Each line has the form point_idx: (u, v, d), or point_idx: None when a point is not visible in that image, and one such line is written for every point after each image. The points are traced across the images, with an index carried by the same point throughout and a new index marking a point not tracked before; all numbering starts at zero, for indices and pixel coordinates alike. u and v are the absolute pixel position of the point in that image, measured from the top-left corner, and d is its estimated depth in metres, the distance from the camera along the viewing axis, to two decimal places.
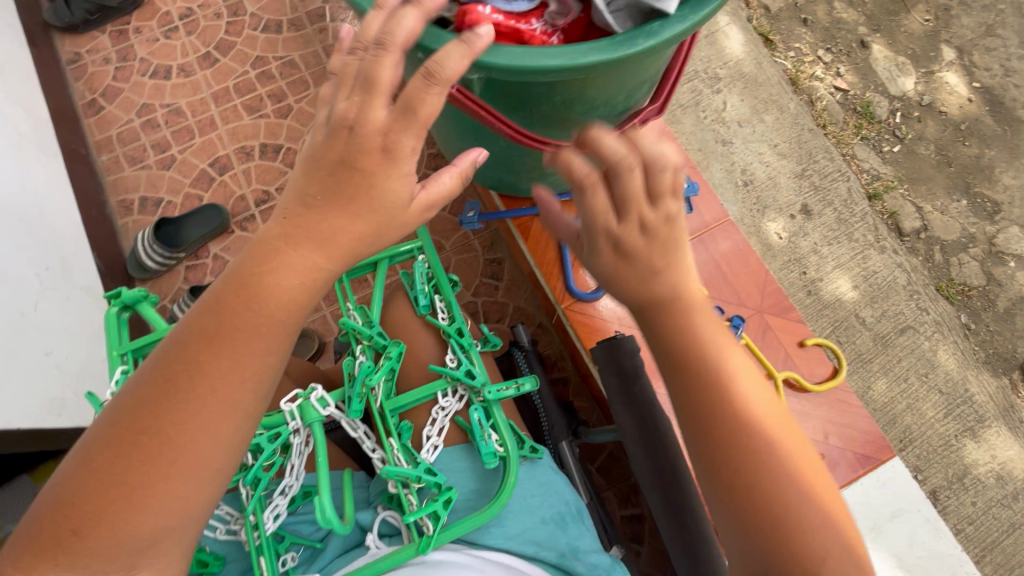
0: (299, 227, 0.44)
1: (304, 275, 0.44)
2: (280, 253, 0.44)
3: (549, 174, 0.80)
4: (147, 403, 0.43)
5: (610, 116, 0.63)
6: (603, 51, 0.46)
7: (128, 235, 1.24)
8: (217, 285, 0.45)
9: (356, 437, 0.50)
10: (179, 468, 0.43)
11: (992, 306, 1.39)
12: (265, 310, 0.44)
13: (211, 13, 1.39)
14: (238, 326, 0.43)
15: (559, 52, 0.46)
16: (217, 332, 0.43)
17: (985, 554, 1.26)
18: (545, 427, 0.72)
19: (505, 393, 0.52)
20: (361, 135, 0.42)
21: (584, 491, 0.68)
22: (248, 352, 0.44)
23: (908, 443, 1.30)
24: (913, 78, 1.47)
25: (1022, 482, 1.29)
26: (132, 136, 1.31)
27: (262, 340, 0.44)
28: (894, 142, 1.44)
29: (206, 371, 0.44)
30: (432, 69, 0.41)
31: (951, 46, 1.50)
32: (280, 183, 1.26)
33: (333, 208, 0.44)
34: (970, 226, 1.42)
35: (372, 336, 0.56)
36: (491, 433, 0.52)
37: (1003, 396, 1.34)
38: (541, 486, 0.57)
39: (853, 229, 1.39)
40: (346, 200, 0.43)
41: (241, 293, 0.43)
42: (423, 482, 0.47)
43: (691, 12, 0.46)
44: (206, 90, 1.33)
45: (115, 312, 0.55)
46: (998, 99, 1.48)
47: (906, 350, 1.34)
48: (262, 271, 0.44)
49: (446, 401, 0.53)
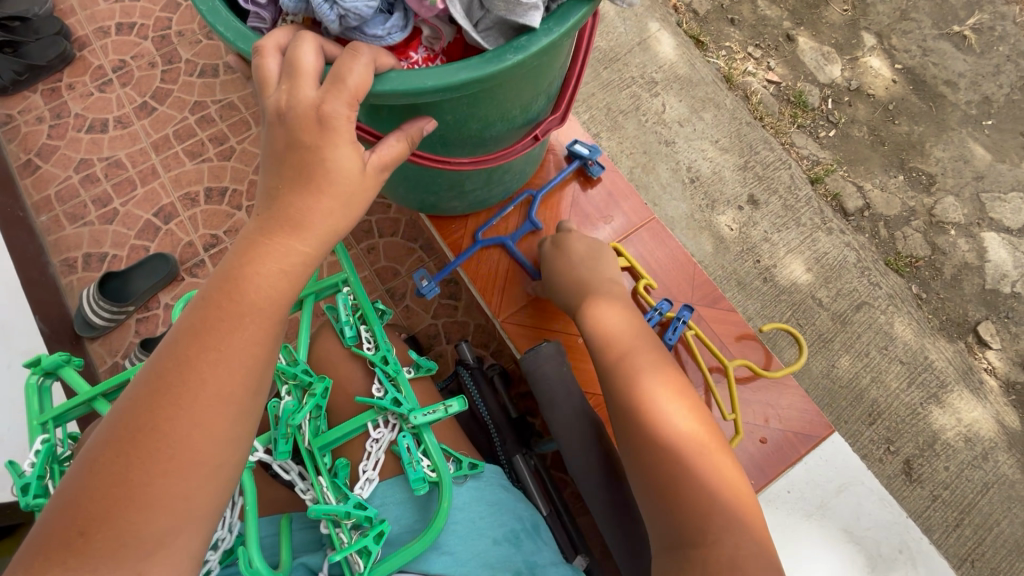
0: (273, 217, 0.43)
1: (283, 263, 0.43)
2: (257, 243, 0.42)
3: (466, 190, 0.81)
4: (134, 418, 0.40)
5: (512, 128, 0.65)
6: (475, 69, 0.47)
7: (73, 294, 1.21)
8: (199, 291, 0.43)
9: (288, 480, 0.52)
10: (167, 482, 0.39)
11: (940, 274, 1.43)
12: (249, 302, 0.42)
13: (145, 64, 1.38)
14: (222, 323, 0.42)
15: (436, 70, 0.47)
16: (202, 328, 0.42)
17: (964, 517, 1.28)
18: (497, 442, 0.75)
19: (432, 418, 0.51)
20: (294, 115, 0.41)
21: (541, 502, 0.71)
22: (233, 347, 0.42)
23: (877, 416, 1.33)
24: (839, 65, 1.53)
25: (989, 442, 1.33)
26: (72, 192, 1.28)
27: (249, 334, 0.42)
28: (829, 127, 1.50)
29: (195, 373, 0.41)
30: (334, 75, 0.42)
31: (871, 32, 1.55)
32: (228, 226, 1.25)
33: (301, 191, 0.42)
34: (910, 200, 1.46)
35: (297, 375, 0.55)
36: (423, 458, 0.52)
37: (962, 359, 1.38)
38: (491, 505, 0.57)
39: (799, 214, 1.43)
40: (307, 180, 0.42)
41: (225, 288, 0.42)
42: (353, 517, 0.47)
43: (556, 25, 0.48)
44: (145, 139, 1.32)
45: (35, 380, 0.52)
46: (922, 76, 1.53)
47: (864, 325, 1.37)
48: (242, 265, 0.43)
49: (377, 433, 0.54)
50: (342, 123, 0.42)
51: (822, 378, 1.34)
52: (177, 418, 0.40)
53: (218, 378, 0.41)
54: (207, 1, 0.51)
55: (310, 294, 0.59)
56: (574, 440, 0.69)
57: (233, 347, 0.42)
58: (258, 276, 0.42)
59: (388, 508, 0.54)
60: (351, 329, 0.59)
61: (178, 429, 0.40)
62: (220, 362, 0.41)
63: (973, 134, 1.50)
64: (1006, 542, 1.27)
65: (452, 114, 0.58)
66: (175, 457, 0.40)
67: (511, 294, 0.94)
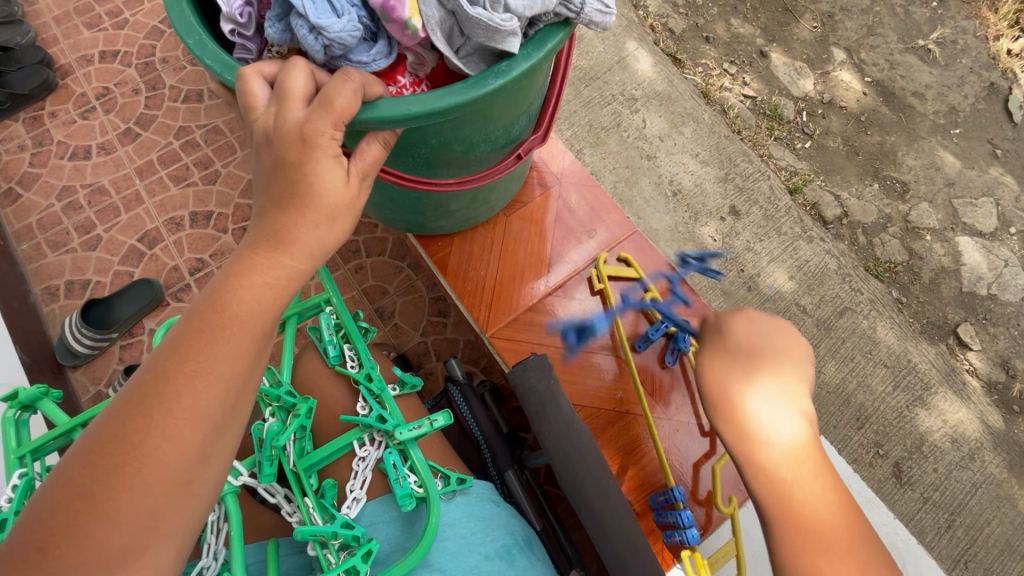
0: (262, 235, 0.44)
1: (269, 276, 0.43)
2: (245, 260, 0.43)
3: (451, 208, 0.82)
4: (112, 428, 0.40)
5: (495, 148, 0.67)
6: (457, 94, 0.49)
7: (55, 322, 1.19)
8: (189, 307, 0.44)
9: (273, 503, 0.51)
10: (138, 495, 0.39)
11: (918, 278, 1.46)
12: (233, 315, 0.42)
13: (129, 90, 1.39)
14: (205, 334, 0.42)
15: (420, 98, 0.49)
16: (186, 341, 0.42)
17: (955, 518, 1.29)
18: (488, 457, 0.74)
19: (418, 432, 0.51)
20: (280, 132, 0.42)
21: (534, 518, 0.71)
22: (216, 359, 0.42)
23: (865, 420, 1.34)
24: (812, 79, 1.58)
25: (976, 442, 1.35)
26: (54, 220, 1.27)
27: (231, 346, 0.42)
28: (804, 138, 1.54)
29: (176, 384, 0.41)
30: (324, 96, 0.43)
31: (840, 47, 1.61)
32: (213, 249, 1.24)
33: (290, 207, 0.43)
34: (886, 208, 1.50)
35: (279, 396, 0.55)
36: (410, 474, 0.52)
37: (945, 361, 1.40)
38: (483, 521, 0.57)
39: (780, 223, 1.46)
40: (296, 195, 0.43)
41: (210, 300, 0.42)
42: (340, 537, 0.46)
43: (535, 50, 0.50)
44: (129, 165, 1.32)
45: (11, 414, 0.51)
46: (891, 89, 1.59)
47: (848, 331, 1.39)
48: (230, 279, 0.43)
49: (363, 450, 0.53)
50: (325, 140, 0.43)
51: None
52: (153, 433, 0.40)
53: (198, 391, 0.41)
54: (194, 35, 0.51)
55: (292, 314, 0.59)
56: (566, 452, 0.68)
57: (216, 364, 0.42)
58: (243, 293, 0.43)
59: (378, 527, 0.53)
60: (335, 348, 0.59)
61: (155, 444, 0.40)
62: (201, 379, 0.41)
63: (942, 143, 1.55)
64: (998, 542, 1.28)
65: (434, 137, 0.59)
66: (148, 472, 0.39)
67: (498, 309, 0.94)
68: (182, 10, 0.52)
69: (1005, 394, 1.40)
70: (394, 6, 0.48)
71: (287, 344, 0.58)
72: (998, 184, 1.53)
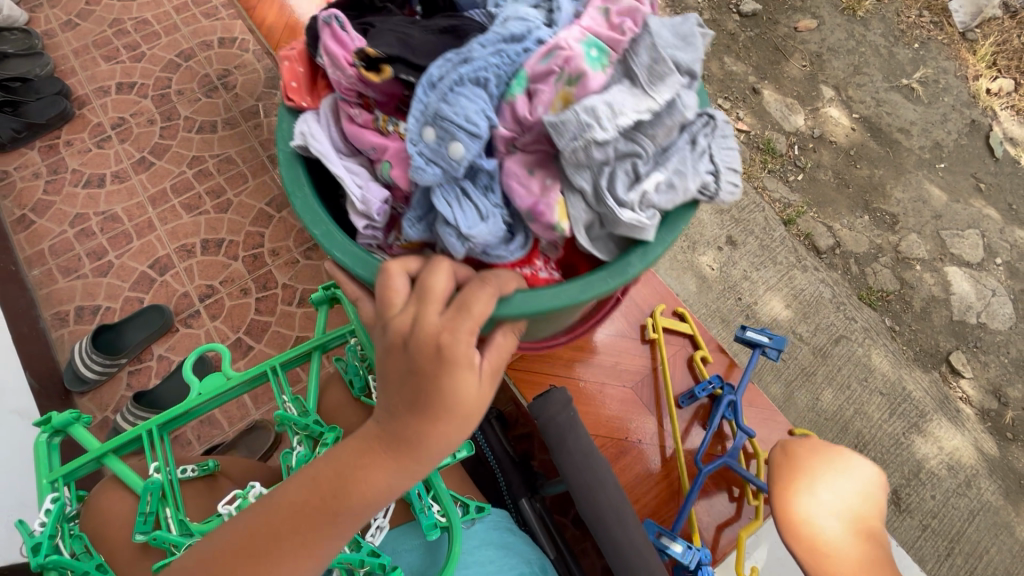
0: (392, 430, 0.40)
1: (388, 475, 0.41)
2: (367, 451, 0.41)
3: None
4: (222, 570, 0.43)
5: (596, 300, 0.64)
6: (606, 277, 0.46)
7: (64, 347, 1.20)
8: (317, 462, 0.43)
9: None
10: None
11: (910, 307, 1.51)
12: (349, 502, 0.42)
13: (144, 121, 1.43)
14: (320, 516, 0.42)
15: (558, 288, 0.45)
16: (305, 510, 0.42)
17: (954, 546, 1.31)
18: (504, 486, 0.76)
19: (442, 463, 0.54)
20: (417, 343, 0.38)
21: (549, 546, 0.72)
22: (324, 541, 0.42)
23: (863, 447, 1.36)
24: (802, 115, 1.65)
25: (971, 469, 1.37)
26: (66, 246, 1.29)
27: (338, 529, 0.43)
28: (796, 171, 1.60)
29: (284, 552, 0.42)
30: (461, 303, 0.38)
31: (829, 86, 1.69)
32: (224, 276, 1.27)
33: (420, 422, 0.39)
34: (876, 238, 1.56)
35: (308, 424, 0.55)
36: (433, 503, 0.52)
37: (938, 389, 1.43)
38: (503, 548, 0.58)
39: (775, 253, 1.51)
40: (426, 408, 0.38)
41: (334, 486, 0.41)
42: (366, 565, 0.48)
43: (676, 225, 0.49)
44: (142, 193, 1.35)
45: (45, 439, 0.52)
46: (878, 125, 1.66)
47: (843, 358, 1.43)
48: (356, 467, 0.41)
49: None
50: (462, 352, 0.37)
51: (808, 411, 1.38)
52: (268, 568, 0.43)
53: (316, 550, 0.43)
54: (315, 221, 0.48)
55: (319, 344, 0.59)
56: (582, 481, 0.69)
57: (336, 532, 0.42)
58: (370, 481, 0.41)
59: (401, 555, 0.56)
60: (359, 381, 0.60)
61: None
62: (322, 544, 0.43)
63: (928, 177, 1.62)
64: (997, 570, 1.29)
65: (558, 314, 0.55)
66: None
67: None
68: (307, 195, 0.50)
69: (998, 421, 1.43)
70: (543, 212, 0.46)
71: (313, 375, 0.59)
72: (983, 217, 1.59)
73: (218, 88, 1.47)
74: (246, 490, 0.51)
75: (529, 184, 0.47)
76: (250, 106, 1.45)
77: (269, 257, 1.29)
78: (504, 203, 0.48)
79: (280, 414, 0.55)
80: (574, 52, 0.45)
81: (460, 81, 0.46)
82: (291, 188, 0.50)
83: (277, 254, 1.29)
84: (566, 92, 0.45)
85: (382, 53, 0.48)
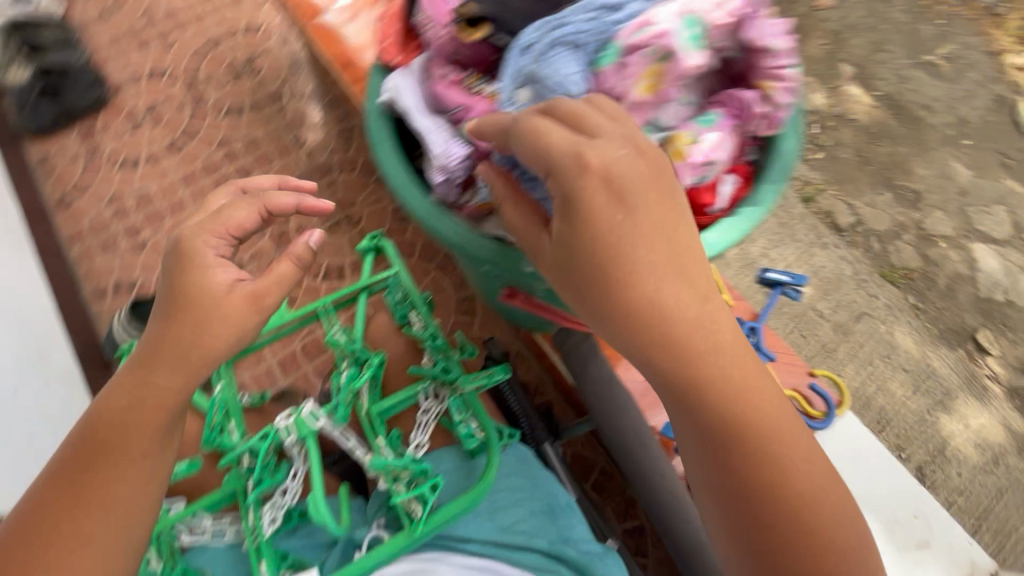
0: (183, 317, 0.64)
1: (225, 327, 0.64)
2: (172, 332, 0.64)
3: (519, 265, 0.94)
4: (79, 459, 0.63)
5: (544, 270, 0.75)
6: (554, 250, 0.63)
7: (103, 319, 1.24)
8: (157, 340, 0.65)
9: (348, 446, 0.60)
10: (99, 516, 0.61)
11: (933, 285, 1.59)
12: (196, 351, 0.64)
13: (175, 105, 1.48)
14: (150, 386, 0.64)
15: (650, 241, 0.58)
16: (138, 387, 0.64)
17: (981, 523, 1.36)
18: (525, 426, 0.89)
19: (475, 381, 0.68)
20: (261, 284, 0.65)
21: (569, 485, 0.86)
22: (148, 410, 0.64)
23: (886, 423, 1.43)
24: (821, 94, 1.78)
25: (999, 447, 1.43)
26: (104, 224, 1.35)
27: (155, 410, 0.64)
28: (815, 150, 1.72)
29: (100, 449, 0.63)
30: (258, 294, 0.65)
31: (848, 63, 1.82)
32: (255, 251, 1.32)
33: (200, 310, 0.63)
34: (898, 216, 1.65)
35: (354, 352, 0.73)
36: (469, 420, 0.70)
37: (963, 366, 1.51)
38: (531, 479, 0.76)
39: (794, 230, 1.61)
40: (201, 312, 0.63)
41: (174, 345, 0.63)
42: (409, 471, 0.62)
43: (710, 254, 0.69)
44: (175, 173, 1.40)
45: None
46: (898, 102, 1.77)
47: (865, 335, 1.51)
48: (196, 334, 0.63)
49: (428, 404, 0.70)
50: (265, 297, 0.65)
51: None
52: (107, 458, 0.62)
53: (149, 424, 0.64)
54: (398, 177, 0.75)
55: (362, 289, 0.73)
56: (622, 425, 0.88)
57: (198, 351, 0.63)
58: (218, 324, 0.64)
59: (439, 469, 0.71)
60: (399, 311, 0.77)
61: (120, 480, 0.62)
62: (173, 377, 0.64)
63: (953, 153, 1.72)
64: None
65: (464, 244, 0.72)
66: (107, 496, 0.62)
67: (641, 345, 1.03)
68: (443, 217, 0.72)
69: None
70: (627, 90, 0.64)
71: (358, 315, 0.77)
72: (1008, 192, 1.69)
73: (245, 72, 1.52)
74: (300, 409, 0.56)
75: (626, 71, 0.64)
76: (276, 91, 1.49)
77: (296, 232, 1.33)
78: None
79: (334, 342, 0.73)
80: (671, 35, 0.61)
81: (554, 47, 0.66)
82: (427, 214, 0.72)
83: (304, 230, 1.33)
84: (656, 69, 0.63)
85: (483, 15, 0.72)
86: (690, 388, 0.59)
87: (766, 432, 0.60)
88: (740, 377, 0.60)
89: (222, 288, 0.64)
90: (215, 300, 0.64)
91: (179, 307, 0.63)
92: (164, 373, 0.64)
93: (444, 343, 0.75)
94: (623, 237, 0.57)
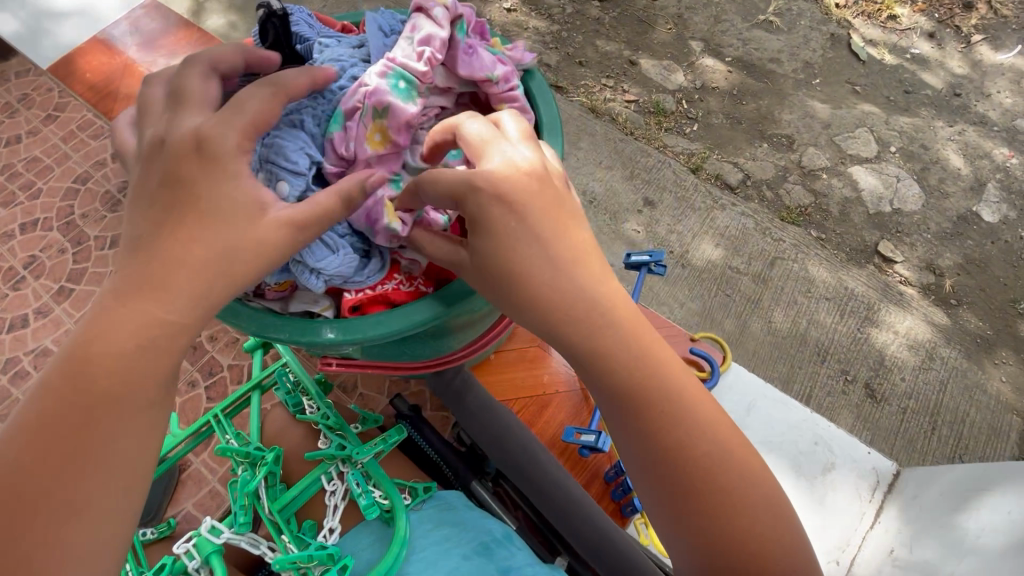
0: (172, 210, 0.53)
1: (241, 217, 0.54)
2: (163, 236, 0.52)
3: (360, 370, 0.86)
4: (58, 433, 0.49)
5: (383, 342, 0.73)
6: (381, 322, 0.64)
7: None
8: (132, 261, 0.53)
9: (256, 552, 0.68)
10: (102, 499, 0.50)
11: (828, 214, 1.70)
12: (192, 253, 0.52)
13: (55, 251, 1.43)
14: (134, 313, 0.51)
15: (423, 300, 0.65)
16: (105, 325, 0.51)
17: (936, 418, 1.44)
18: (452, 473, 0.91)
19: (370, 452, 0.75)
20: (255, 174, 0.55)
21: (510, 517, 0.88)
22: (133, 347, 0.51)
23: (826, 352, 1.50)
24: (680, 72, 1.90)
25: (929, 343, 1.53)
26: (3, 393, 1.27)
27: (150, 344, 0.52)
28: (691, 122, 1.82)
29: (93, 426, 0.50)
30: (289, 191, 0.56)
31: (696, 40, 1.96)
32: None
33: (190, 206, 0.53)
34: (779, 161, 1.76)
35: (248, 454, 0.77)
36: (372, 489, 0.74)
37: (877, 280, 1.61)
38: (462, 523, 0.75)
39: (692, 200, 1.69)
40: (188, 205, 0.53)
41: (153, 280, 0.51)
42: (315, 559, 0.66)
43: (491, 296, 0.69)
44: (69, 320, 1.34)
45: None
46: (749, 62, 1.92)
47: (783, 277, 1.59)
48: (182, 237, 0.52)
49: (333, 486, 0.76)
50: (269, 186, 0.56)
51: (765, 335, 1.52)
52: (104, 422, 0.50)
53: (149, 376, 0.52)
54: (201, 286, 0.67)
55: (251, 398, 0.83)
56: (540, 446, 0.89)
57: (194, 270, 0.52)
58: (224, 216, 0.53)
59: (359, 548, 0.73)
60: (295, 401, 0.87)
61: (115, 444, 0.51)
62: (140, 315, 0.51)
63: (808, 94, 1.87)
64: (981, 428, 1.42)
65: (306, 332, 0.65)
66: (107, 467, 0.50)
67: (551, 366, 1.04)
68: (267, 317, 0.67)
69: (938, 292, 1.61)
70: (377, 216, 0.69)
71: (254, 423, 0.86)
72: (866, 114, 1.84)
73: (121, 200, 1.49)
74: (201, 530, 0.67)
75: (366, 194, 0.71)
76: None
77: (209, 343, 1.29)
78: (347, 239, 0.71)
79: (224, 451, 0.77)
80: (383, 91, 0.70)
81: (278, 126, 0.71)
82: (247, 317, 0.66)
83: (216, 338, 1.29)
84: (379, 125, 0.71)
85: None
86: (595, 365, 0.58)
87: (665, 394, 0.58)
88: (639, 353, 0.59)
89: (255, 207, 0.54)
90: (188, 194, 0.53)
91: (174, 200, 0.53)
92: (174, 306, 0.51)
93: (336, 422, 0.81)
94: (514, 238, 0.57)
